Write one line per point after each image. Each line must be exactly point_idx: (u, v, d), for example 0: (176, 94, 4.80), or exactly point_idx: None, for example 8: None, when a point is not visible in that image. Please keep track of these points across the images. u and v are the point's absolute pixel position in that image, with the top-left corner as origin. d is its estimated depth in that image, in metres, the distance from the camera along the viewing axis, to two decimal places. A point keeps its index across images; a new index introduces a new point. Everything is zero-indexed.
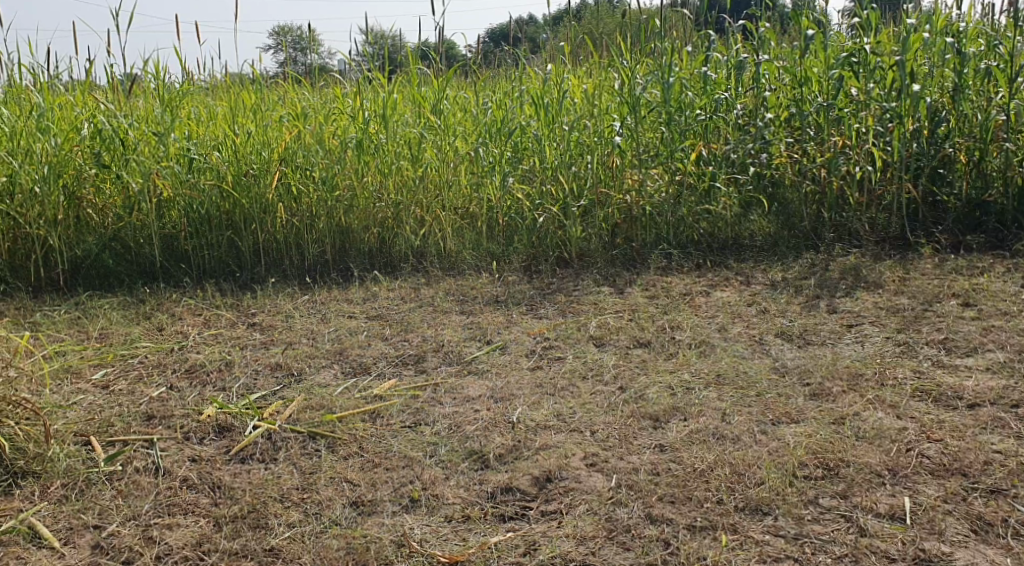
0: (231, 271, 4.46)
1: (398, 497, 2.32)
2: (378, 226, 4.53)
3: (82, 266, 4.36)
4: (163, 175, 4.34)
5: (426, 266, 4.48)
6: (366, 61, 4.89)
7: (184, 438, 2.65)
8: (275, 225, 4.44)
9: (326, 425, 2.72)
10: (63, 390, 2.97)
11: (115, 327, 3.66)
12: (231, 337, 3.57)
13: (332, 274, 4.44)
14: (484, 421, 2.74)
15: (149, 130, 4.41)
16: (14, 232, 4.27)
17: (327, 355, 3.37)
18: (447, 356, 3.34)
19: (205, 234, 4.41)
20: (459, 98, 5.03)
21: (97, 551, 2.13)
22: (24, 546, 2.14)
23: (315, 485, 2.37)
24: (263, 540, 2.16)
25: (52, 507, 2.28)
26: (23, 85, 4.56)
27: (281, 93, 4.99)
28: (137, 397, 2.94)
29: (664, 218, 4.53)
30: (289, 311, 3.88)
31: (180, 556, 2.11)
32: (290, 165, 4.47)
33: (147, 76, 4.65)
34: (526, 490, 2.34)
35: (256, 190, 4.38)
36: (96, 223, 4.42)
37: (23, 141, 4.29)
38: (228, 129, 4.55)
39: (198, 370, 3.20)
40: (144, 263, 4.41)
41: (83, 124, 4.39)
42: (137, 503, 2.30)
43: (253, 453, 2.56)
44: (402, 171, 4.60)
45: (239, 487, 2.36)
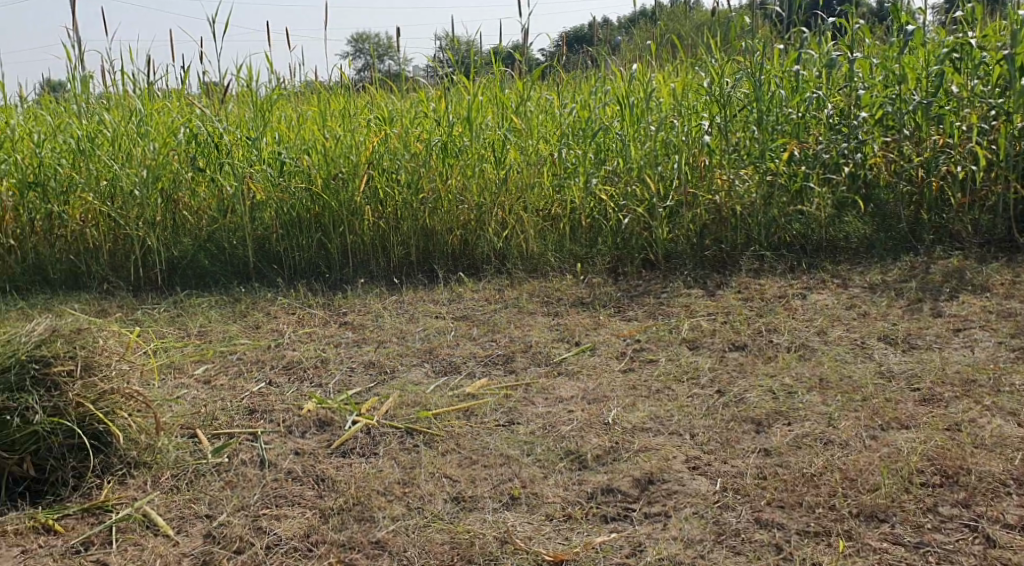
0: (321, 271, 4.53)
1: (498, 495, 2.32)
2: (461, 229, 4.56)
3: (178, 266, 4.48)
4: (256, 178, 4.44)
5: (510, 267, 4.49)
6: (451, 65, 4.90)
7: (287, 431, 2.71)
8: (362, 227, 4.48)
9: (422, 422, 2.75)
10: (167, 385, 3.06)
11: (213, 325, 3.76)
12: (324, 335, 3.63)
13: (418, 275, 4.50)
14: (579, 422, 2.71)
15: (243, 136, 4.52)
16: (116, 233, 4.43)
17: (418, 354, 3.39)
18: (537, 357, 3.33)
19: (297, 237, 4.49)
20: (542, 100, 4.95)
21: (208, 539, 2.18)
22: (141, 533, 2.20)
23: (416, 480, 2.39)
24: (368, 532, 2.18)
25: (164, 496, 2.35)
26: (125, 93, 4.74)
27: (368, 98, 5.00)
28: (238, 391, 3.01)
29: (755, 219, 4.41)
30: (379, 311, 3.93)
31: (289, 546, 2.14)
32: (376, 168, 4.51)
33: (239, 82, 4.76)
34: (627, 492, 2.32)
35: (344, 193, 4.44)
36: (192, 225, 4.53)
37: (124, 146, 4.46)
38: (317, 133, 4.60)
39: (295, 367, 3.26)
40: (238, 263, 4.50)
41: (181, 129, 4.52)
42: (245, 494, 2.36)
43: (353, 447, 2.60)
44: (485, 173, 4.61)
45: (343, 480, 2.40)
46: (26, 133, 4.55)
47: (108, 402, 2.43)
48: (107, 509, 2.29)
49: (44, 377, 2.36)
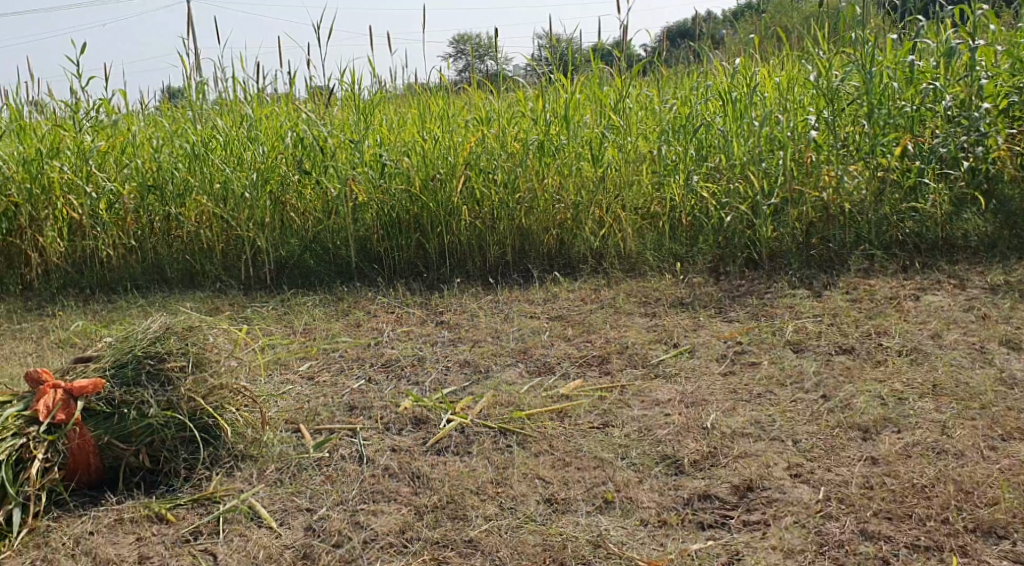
0: (419, 271, 4.61)
1: (592, 498, 2.30)
2: (557, 228, 4.56)
3: (286, 266, 4.63)
4: (358, 180, 4.53)
5: (607, 267, 4.46)
6: (549, 64, 4.89)
7: (384, 428, 2.76)
8: (459, 227, 4.53)
9: (515, 422, 2.76)
10: (273, 380, 3.17)
11: (317, 323, 3.88)
12: (422, 333, 3.69)
13: (514, 275, 4.52)
14: (676, 426, 2.66)
15: (346, 139, 4.64)
16: (228, 234, 4.63)
17: (513, 353, 3.40)
18: (633, 358, 3.29)
19: (396, 237, 4.58)
20: (642, 97, 4.88)
21: (309, 532, 2.24)
22: (246, 525, 2.29)
23: (510, 481, 2.40)
24: (462, 531, 2.20)
25: (268, 489, 2.43)
26: (237, 99, 4.94)
27: (467, 98, 5.05)
28: (340, 388, 3.09)
29: (865, 216, 4.24)
30: (475, 310, 3.96)
31: (385, 542, 2.18)
32: (474, 168, 4.54)
33: (343, 86, 4.88)
34: (725, 499, 2.26)
35: (442, 194, 4.49)
36: (298, 226, 4.67)
37: (236, 150, 4.65)
38: (416, 135, 4.66)
39: (393, 364, 3.32)
40: (341, 263, 4.62)
41: (288, 133, 4.66)
42: (344, 489, 2.42)
43: (448, 445, 2.63)
44: (583, 171, 4.59)
45: (437, 478, 2.43)
46: (147, 139, 4.79)
47: (217, 397, 2.54)
48: (215, 500, 2.39)
49: (160, 372, 2.49)
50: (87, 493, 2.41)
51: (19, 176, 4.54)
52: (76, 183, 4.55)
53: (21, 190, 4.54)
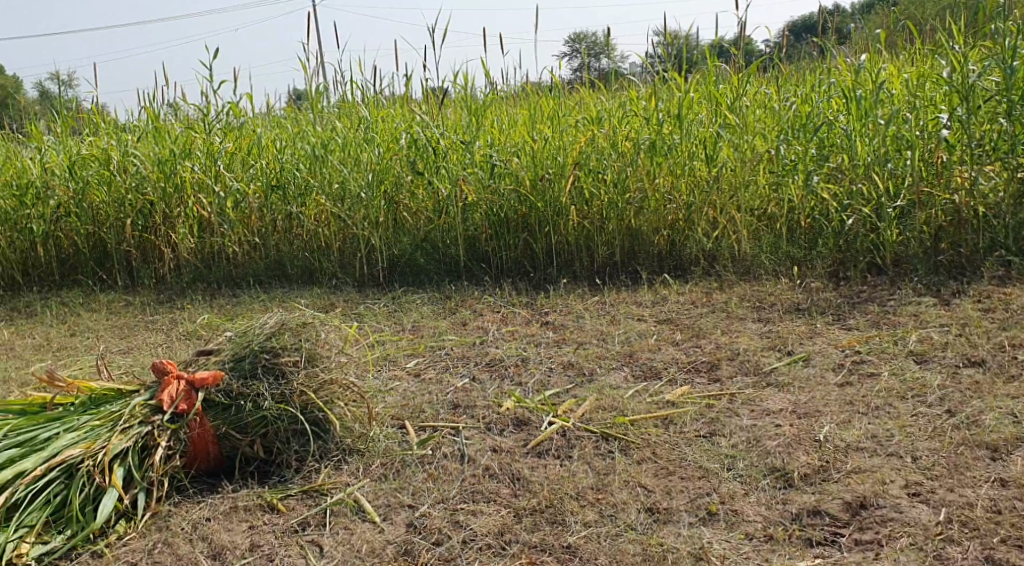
0: (526, 271, 4.62)
1: (695, 509, 2.25)
2: (668, 228, 4.50)
3: (398, 264, 4.74)
4: (469, 180, 4.57)
5: (719, 270, 4.36)
6: (662, 62, 4.78)
7: (486, 428, 2.78)
8: (568, 227, 4.51)
9: (618, 427, 2.72)
10: (382, 376, 3.24)
11: (425, 321, 3.95)
12: (526, 334, 3.69)
13: (622, 276, 4.48)
14: (786, 438, 2.56)
15: (457, 139, 4.67)
16: (344, 233, 4.78)
17: (618, 356, 3.36)
18: (744, 365, 3.19)
19: (505, 236, 4.60)
20: (759, 95, 4.71)
21: (410, 529, 2.28)
22: (350, 518, 2.35)
23: (610, 487, 2.37)
24: (561, 536, 2.20)
25: (373, 484, 2.49)
26: (353, 101, 5.05)
27: (578, 98, 4.99)
28: (445, 386, 3.13)
29: (1001, 220, 3.98)
30: (581, 312, 3.94)
31: (483, 543, 2.20)
32: (584, 168, 4.50)
33: (456, 87, 4.92)
34: (836, 516, 2.17)
35: (551, 193, 4.48)
36: (411, 225, 4.76)
37: (353, 151, 4.78)
38: (526, 135, 4.65)
39: (497, 364, 3.34)
40: (451, 261, 4.69)
41: (403, 134, 4.73)
42: (445, 487, 2.45)
43: (549, 448, 2.62)
44: (695, 172, 4.49)
45: (537, 481, 2.43)
46: (271, 141, 4.98)
47: (328, 391, 2.62)
48: (323, 492, 2.47)
49: (274, 366, 2.57)
50: (205, 480, 2.53)
51: (154, 176, 4.81)
52: (205, 183, 4.79)
53: (157, 190, 4.81)
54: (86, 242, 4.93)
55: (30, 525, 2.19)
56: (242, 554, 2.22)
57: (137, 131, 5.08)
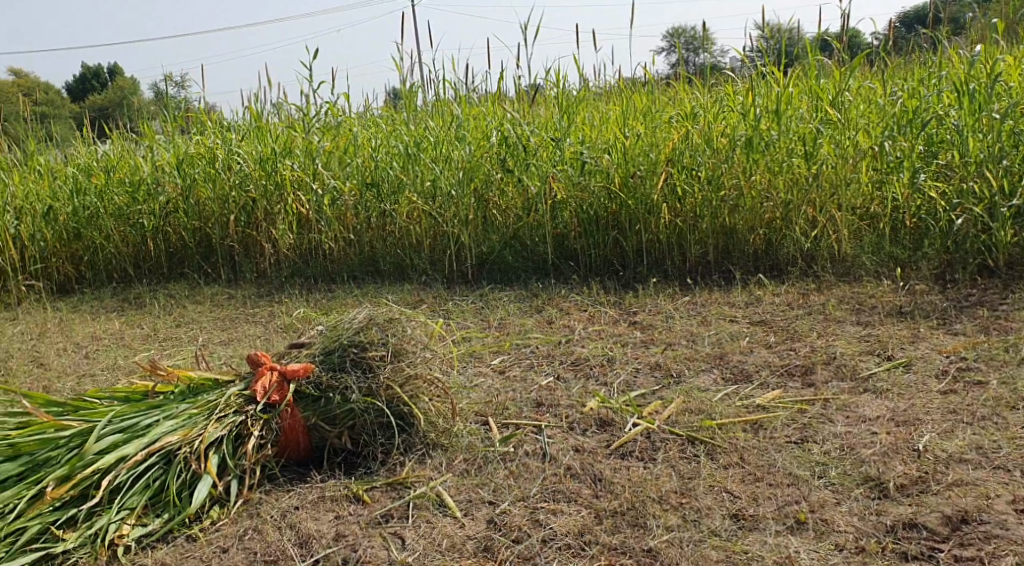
0: (615, 269, 4.58)
1: (782, 517, 2.19)
2: (764, 227, 4.37)
3: (487, 261, 4.76)
4: (558, 177, 4.55)
5: (818, 270, 4.23)
6: (761, 56, 4.61)
7: (570, 427, 2.76)
8: (659, 225, 4.44)
9: (705, 431, 2.66)
10: (468, 372, 3.26)
11: (511, 319, 3.95)
12: (614, 333, 3.65)
13: (714, 276, 4.39)
14: (883, 446, 2.46)
15: (548, 136, 4.66)
16: (435, 230, 4.85)
17: (708, 358, 3.28)
18: (840, 370, 3.07)
19: (594, 234, 4.55)
20: (863, 89, 4.51)
21: (491, 526, 2.29)
22: (433, 512, 2.38)
23: (694, 492, 2.33)
24: (642, 539, 2.17)
25: (456, 479, 2.51)
26: (446, 100, 5.06)
27: (672, 94, 4.89)
28: (529, 384, 3.13)
29: None
30: (670, 311, 3.88)
31: (563, 542, 2.19)
32: (676, 165, 4.41)
33: (548, 85, 4.85)
34: (935, 530, 2.08)
35: (642, 191, 4.41)
36: (501, 223, 4.79)
37: (444, 149, 4.80)
38: (617, 132, 4.59)
39: (583, 364, 3.31)
40: (539, 260, 4.69)
41: (494, 132, 4.74)
42: (527, 485, 2.44)
43: (632, 450, 2.59)
44: (794, 169, 4.34)
45: (619, 482, 2.41)
46: (366, 140, 5.07)
47: (412, 386, 2.65)
48: (406, 485, 2.50)
49: (362, 359, 2.62)
50: (295, 470, 2.61)
51: (256, 174, 4.97)
52: (304, 181, 4.91)
53: (258, 187, 4.96)
54: (193, 238, 5.15)
55: (131, 507, 2.31)
56: (328, 543, 2.27)
57: (241, 130, 5.25)
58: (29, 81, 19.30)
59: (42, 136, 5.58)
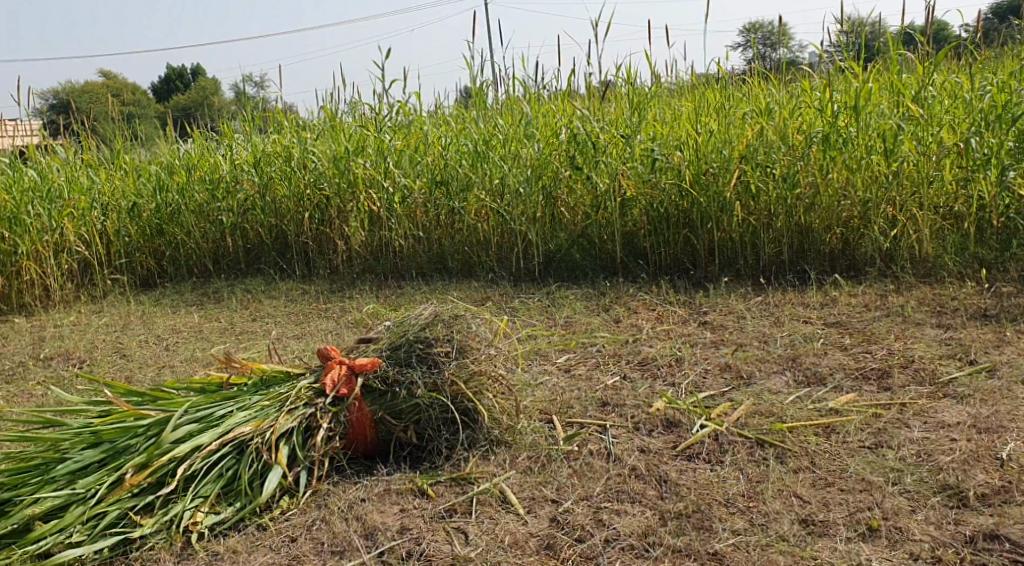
0: (685, 268, 4.52)
1: (853, 524, 2.13)
2: (841, 226, 4.25)
3: (554, 259, 4.76)
4: (628, 175, 4.51)
5: (897, 270, 4.11)
6: (839, 51, 4.49)
7: (636, 428, 2.74)
8: (731, 224, 4.36)
9: (775, 434, 2.60)
10: (533, 370, 3.26)
11: (578, 317, 3.93)
12: (682, 333, 3.59)
13: (789, 275, 4.29)
14: (963, 454, 2.37)
15: (619, 133, 4.63)
16: (503, 228, 4.85)
17: (779, 360, 3.21)
18: (918, 373, 2.96)
19: (664, 232, 4.50)
20: (949, 83, 4.33)
21: (554, 524, 2.28)
22: (496, 508, 2.38)
23: (762, 496, 2.28)
24: (707, 542, 2.13)
25: (519, 476, 2.51)
26: (517, 97, 5.08)
27: (746, 90, 4.76)
28: (595, 383, 3.10)
29: None
30: (742, 312, 3.80)
31: (626, 543, 2.17)
32: (750, 162, 4.29)
33: (619, 81, 4.87)
34: (1018, 542, 2.00)
35: (715, 187, 4.32)
36: (568, 220, 4.76)
37: (513, 147, 4.82)
38: (690, 128, 4.49)
39: (650, 364, 3.27)
40: (607, 258, 4.66)
41: (563, 129, 4.73)
42: (590, 484, 2.43)
43: (699, 451, 2.55)
44: (873, 167, 4.19)
45: (685, 484, 2.37)
46: (437, 138, 5.11)
47: (477, 383, 2.65)
48: (470, 481, 2.51)
49: (427, 355, 2.64)
50: (362, 462, 2.65)
51: (330, 172, 5.06)
52: (376, 180, 4.98)
53: (332, 185, 5.06)
54: (269, 234, 5.29)
55: (205, 495, 2.38)
56: (392, 536, 2.29)
57: (315, 129, 5.36)
58: (118, 82, 20.05)
59: (129, 136, 5.80)
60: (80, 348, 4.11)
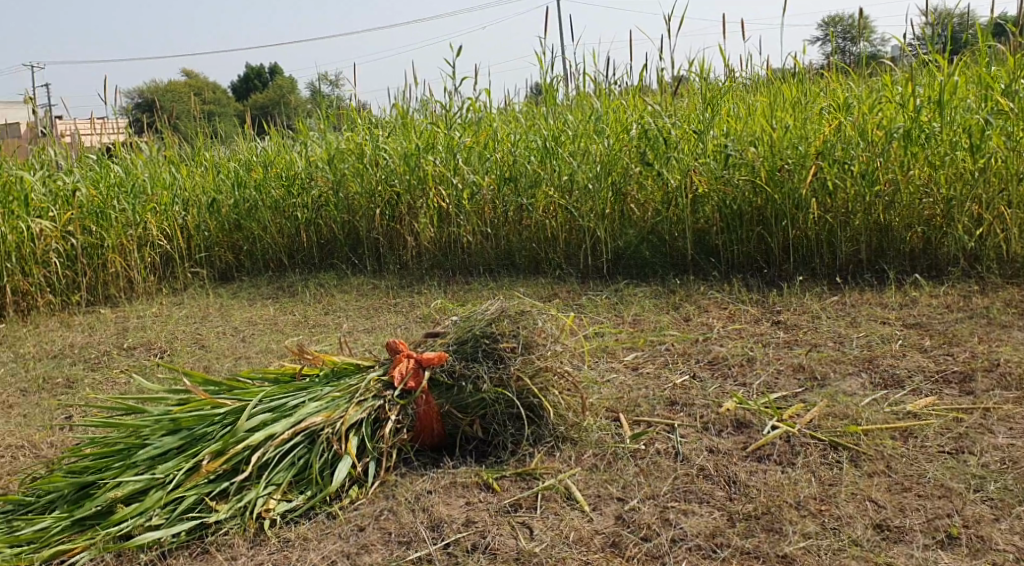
0: (759, 267, 4.43)
1: (932, 531, 2.07)
2: (923, 224, 4.12)
3: (623, 256, 4.73)
4: (700, 171, 4.43)
5: (982, 270, 3.99)
6: (924, 44, 4.30)
7: (704, 427, 2.70)
8: (807, 221, 4.24)
9: (849, 437, 2.53)
10: (600, 367, 3.24)
11: (647, 315, 3.90)
12: (754, 333, 3.53)
13: (866, 275, 4.17)
14: None
15: (691, 128, 4.55)
16: (571, 224, 4.85)
17: (855, 361, 3.12)
18: (1004, 378, 2.84)
19: (737, 230, 4.41)
20: None
21: (619, 522, 2.27)
22: (561, 504, 2.38)
23: (835, 499, 2.23)
24: (776, 544, 2.09)
25: (584, 473, 2.51)
26: (587, 93, 5.05)
27: (823, 84, 4.65)
28: (664, 382, 3.07)
29: None
30: (817, 311, 3.71)
31: (693, 543, 2.14)
32: (827, 158, 4.18)
33: (691, 76, 4.79)
34: None
35: (790, 184, 4.22)
36: (638, 217, 4.74)
37: (583, 143, 4.81)
38: (764, 123, 4.41)
39: (720, 363, 3.22)
40: (677, 256, 4.62)
41: (634, 125, 4.67)
42: (657, 483, 2.41)
43: (770, 453, 2.49)
44: (958, 163, 4.04)
45: (754, 486, 2.33)
46: (507, 134, 5.11)
47: (543, 379, 2.66)
48: (535, 476, 2.52)
49: (493, 350, 2.66)
50: (429, 455, 2.68)
51: (400, 169, 5.14)
52: (445, 176, 5.03)
53: (403, 182, 5.13)
54: (342, 230, 5.39)
55: (277, 483, 2.44)
56: (458, 528, 2.31)
57: (387, 127, 5.44)
58: (199, 82, 20.73)
59: (209, 134, 5.98)
60: (161, 338, 4.26)
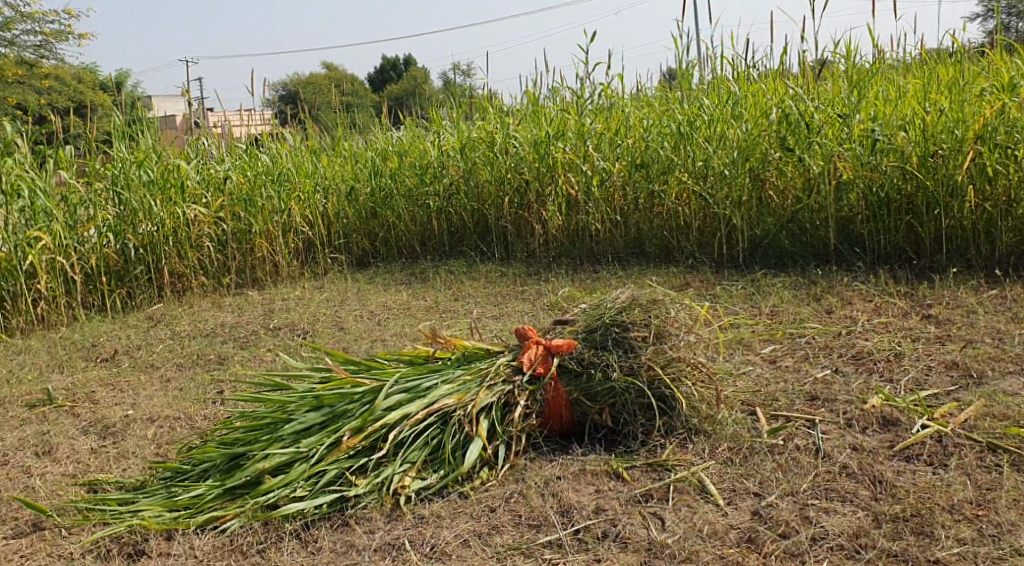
0: (908, 257, 4.20)
1: None
2: None
3: (761, 245, 4.58)
4: (845, 156, 4.22)
5: None
6: None
7: (847, 424, 2.58)
8: (962, 210, 3.99)
9: (1009, 439, 2.37)
10: (735, 359, 3.15)
11: (785, 307, 3.76)
12: (902, 327, 3.34)
13: None
14: None
15: (835, 113, 4.35)
16: (705, 212, 4.73)
17: (1017, 359, 2.90)
18: None
19: (884, 219, 4.19)
20: None
21: (756, 517, 2.20)
22: (695, 497, 2.34)
23: (994, 505, 2.10)
24: (927, 549, 1.98)
25: (719, 466, 2.45)
26: (723, 77, 4.93)
27: (984, 64, 4.36)
28: (804, 375, 2.96)
29: None
30: (973, 306, 3.47)
31: (835, 543, 2.05)
32: (987, 143, 3.93)
33: (837, 58, 4.61)
34: None
35: (944, 170, 3.99)
36: (777, 205, 4.57)
37: (719, 128, 4.66)
38: (917, 106, 4.15)
39: (865, 358, 3.07)
40: (819, 245, 4.43)
41: (773, 109, 4.51)
42: (796, 480, 2.32)
43: (920, 453, 2.37)
44: None
45: (902, 486, 2.22)
46: (639, 120, 5.06)
47: (676, 368, 2.61)
48: (667, 468, 2.48)
49: (623, 339, 2.63)
50: (558, 441, 2.69)
51: (530, 157, 5.15)
52: (575, 163, 5.01)
53: (532, 169, 5.15)
54: (472, 218, 5.48)
55: (412, 461, 2.51)
56: (588, 515, 2.31)
57: (519, 115, 5.47)
58: (336, 74, 21.56)
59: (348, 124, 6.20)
60: (304, 320, 4.46)
